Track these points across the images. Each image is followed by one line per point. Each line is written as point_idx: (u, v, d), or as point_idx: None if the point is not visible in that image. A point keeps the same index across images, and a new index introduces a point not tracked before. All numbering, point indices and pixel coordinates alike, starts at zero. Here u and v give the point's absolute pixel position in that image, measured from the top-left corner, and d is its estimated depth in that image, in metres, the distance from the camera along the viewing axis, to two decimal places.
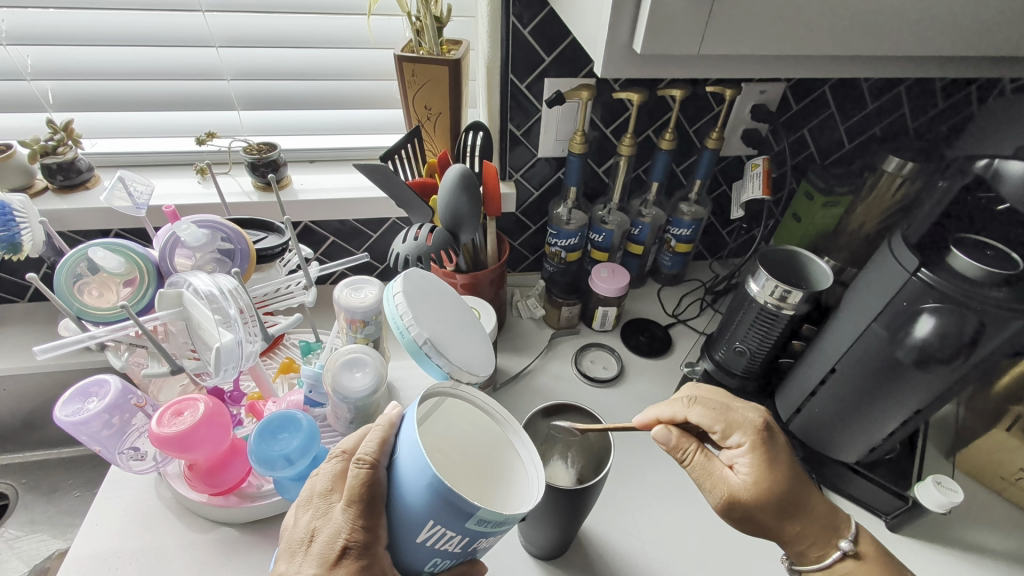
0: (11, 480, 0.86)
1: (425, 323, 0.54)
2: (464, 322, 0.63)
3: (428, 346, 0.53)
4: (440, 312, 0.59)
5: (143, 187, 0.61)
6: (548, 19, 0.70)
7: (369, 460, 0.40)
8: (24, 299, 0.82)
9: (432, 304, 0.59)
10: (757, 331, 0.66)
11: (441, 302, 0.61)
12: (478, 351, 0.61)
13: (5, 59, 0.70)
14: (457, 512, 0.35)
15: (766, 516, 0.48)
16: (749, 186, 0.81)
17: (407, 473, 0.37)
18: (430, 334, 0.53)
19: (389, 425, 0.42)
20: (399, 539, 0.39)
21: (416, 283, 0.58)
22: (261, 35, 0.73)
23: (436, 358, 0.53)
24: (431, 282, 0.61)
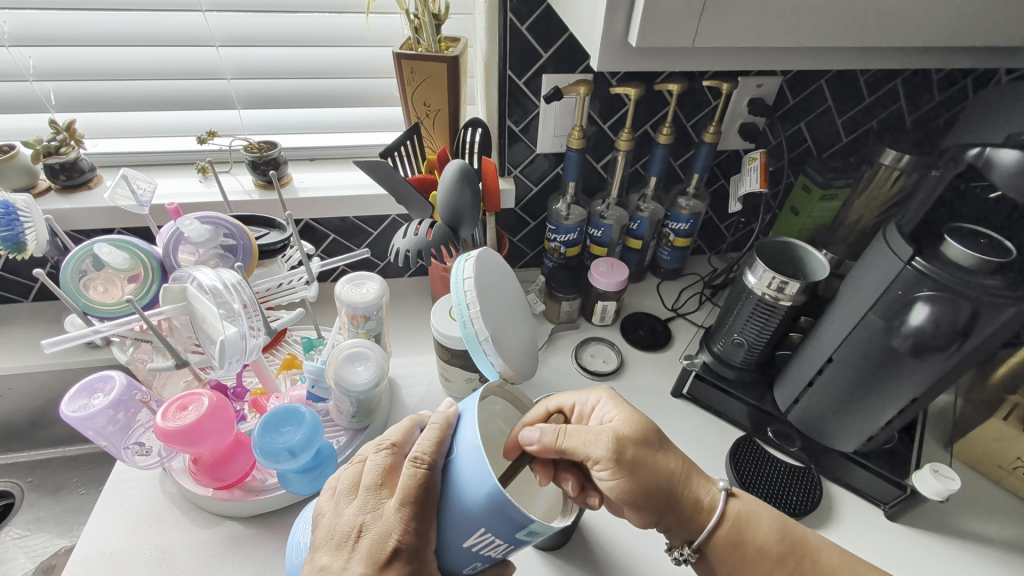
0: (15, 479, 0.86)
1: (488, 318, 0.56)
2: (516, 315, 0.65)
3: (487, 343, 0.55)
4: (499, 303, 0.60)
5: (147, 185, 0.62)
6: (545, 15, 0.70)
7: (427, 460, 0.41)
8: (27, 299, 0.82)
9: (497, 295, 0.60)
10: (755, 323, 0.66)
11: (503, 294, 0.62)
12: (523, 349, 0.64)
13: (7, 60, 0.70)
14: (511, 520, 0.37)
15: (649, 459, 0.50)
16: (747, 180, 0.82)
17: (466, 477, 0.38)
18: (491, 332, 0.55)
19: (446, 423, 0.43)
20: (446, 541, 0.41)
21: (485, 270, 0.59)
22: (260, 34, 0.74)
23: (490, 356, 0.56)
24: (499, 271, 0.62)
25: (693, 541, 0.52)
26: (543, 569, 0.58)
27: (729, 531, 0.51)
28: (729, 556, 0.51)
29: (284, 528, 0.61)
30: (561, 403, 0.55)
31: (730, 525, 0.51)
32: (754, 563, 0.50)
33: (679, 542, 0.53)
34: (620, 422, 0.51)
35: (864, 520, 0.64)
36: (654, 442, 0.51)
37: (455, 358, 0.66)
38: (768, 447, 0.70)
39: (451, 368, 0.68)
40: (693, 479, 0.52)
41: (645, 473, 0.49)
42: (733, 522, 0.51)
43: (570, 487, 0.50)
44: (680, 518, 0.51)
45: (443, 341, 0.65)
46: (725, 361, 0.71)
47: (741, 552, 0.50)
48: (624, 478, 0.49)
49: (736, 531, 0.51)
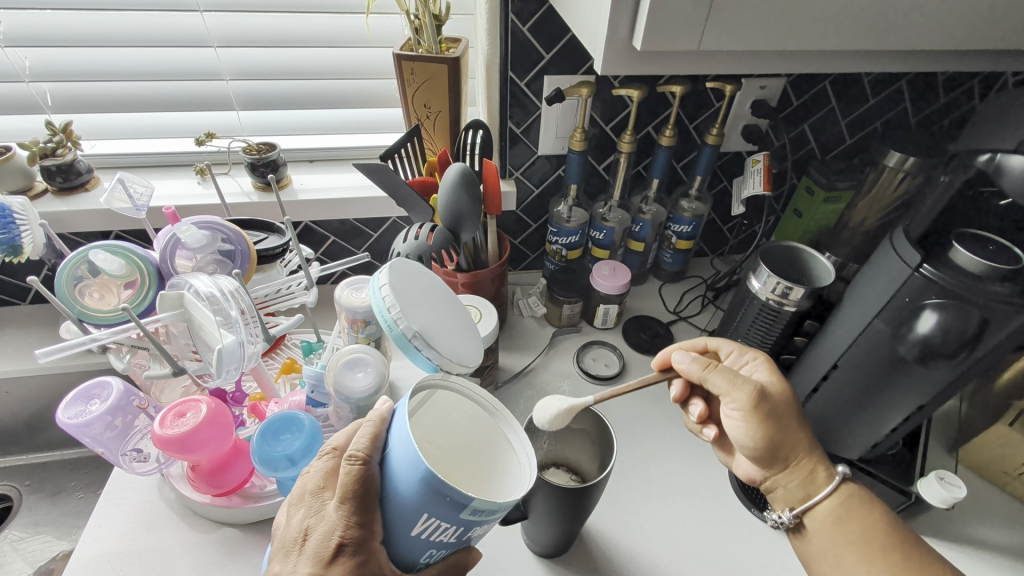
0: (14, 483, 0.86)
1: (414, 315, 0.52)
2: (455, 311, 0.61)
3: (418, 339, 0.50)
4: (429, 304, 0.56)
5: (144, 188, 0.61)
6: (547, 16, 0.69)
7: (361, 456, 0.40)
8: (25, 301, 0.82)
9: (423, 294, 0.56)
10: (759, 328, 0.65)
11: (432, 294, 0.58)
12: (469, 341, 0.59)
13: (3, 61, 0.69)
14: (449, 503, 0.35)
15: (788, 413, 0.52)
16: (750, 182, 0.81)
17: (399, 466, 0.37)
18: (419, 327, 0.51)
19: (380, 419, 0.42)
20: (393, 533, 0.39)
21: (405, 277, 0.56)
22: (258, 34, 0.73)
23: (425, 351, 0.51)
24: (421, 272, 0.59)
25: (795, 507, 0.52)
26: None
27: (835, 507, 0.50)
28: (831, 529, 0.50)
29: None
30: (718, 345, 0.60)
31: (839, 502, 0.50)
32: (855, 544, 0.48)
33: (780, 507, 0.54)
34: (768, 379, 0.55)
35: None
36: (792, 408, 0.53)
37: None
38: None
39: None
40: (813, 452, 0.53)
41: (778, 426, 0.51)
42: (842, 502, 0.51)
43: (699, 410, 0.59)
44: (790, 482, 0.53)
45: None
46: None
47: (844, 529, 0.49)
48: (756, 426, 0.51)
49: (843, 510, 0.50)
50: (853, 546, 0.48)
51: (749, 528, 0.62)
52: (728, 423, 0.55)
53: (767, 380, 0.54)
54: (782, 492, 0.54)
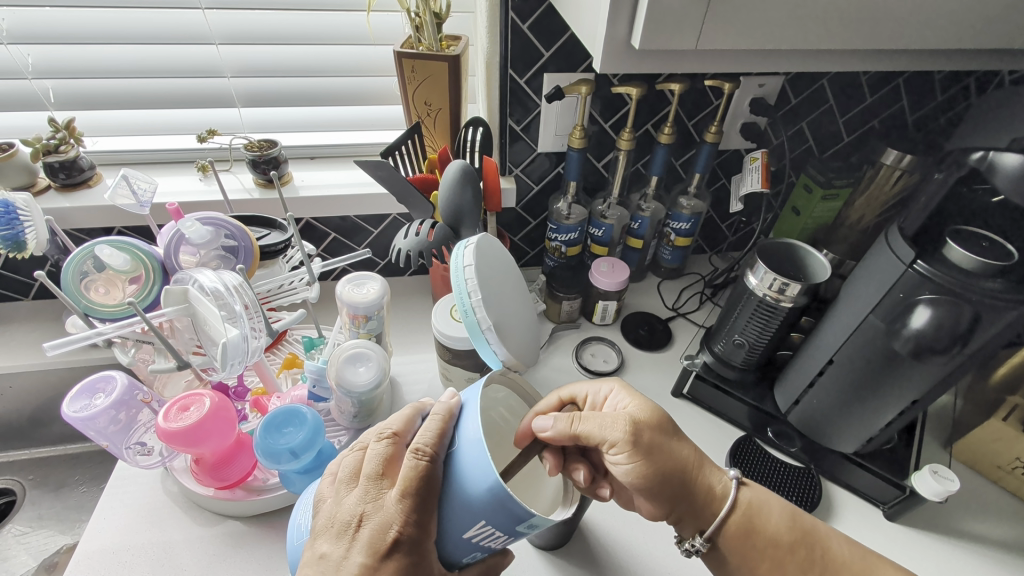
0: (17, 477, 0.86)
1: (489, 306, 0.55)
2: (517, 300, 0.64)
3: (489, 333, 0.55)
4: (500, 290, 0.59)
5: (147, 184, 0.61)
6: (547, 14, 0.70)
7: (429, 452, 0.41)
8: (28, 296, 0.82)
9: (498, 284, 0.59)
10: (756, 324, 0.66)
11: (504, 284, 0.61)
12: (523, 337, 0.64)
13: (5, 58, 0.70)
14: (512, 517, 0.36)
15: (664, 441, 0.50)
16: (748, 179, 0.81)
17: (470, 470, 0.38)
18: (493, 320, 0.55)
19: (448, 415, 0.43)
20: (446, 531, 0.40)
21: (485, 258, 0.58)
22: (259, 31, 0.73)
23: (494, 345, 0.55)
24: (499, 260, 0.61)
25: (705, 531, 0.51)
26: (545, 569, 0.58)
27: (741, 519, 0.50)
28: (739, 543, 0.50)
29: (286, 527, 0.61)
30: (574, 392, 0.57)
31: (741, 516, 0.50)
32: (765, 552, 0.49)
33: (690, 533, 0.52)
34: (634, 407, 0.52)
35: (863, 519, 0.64)
36: (665, 432, 0.51)
37: (456, 359, 0.68)
38: (768, 447, 0.70)
39: (452, 368, 0.69)
40: (705, 466, 0.52)
41: (659, 458, 0.49)
42: (744, 513, 0.51)
43: (583, 476, 0.49)
44: (694, 508, 0.51)
45: (444, 342, 0.66)
46: (725, 362, 0.71)
47: (752, 543, 0.50)
48: (641, 462, 0.49)
49: (747, 520, 0.50)
50: (766, 558, 0.49)
51: None
52: (615, 470, 0.50)
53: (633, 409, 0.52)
54: (689, 519, 0.51)
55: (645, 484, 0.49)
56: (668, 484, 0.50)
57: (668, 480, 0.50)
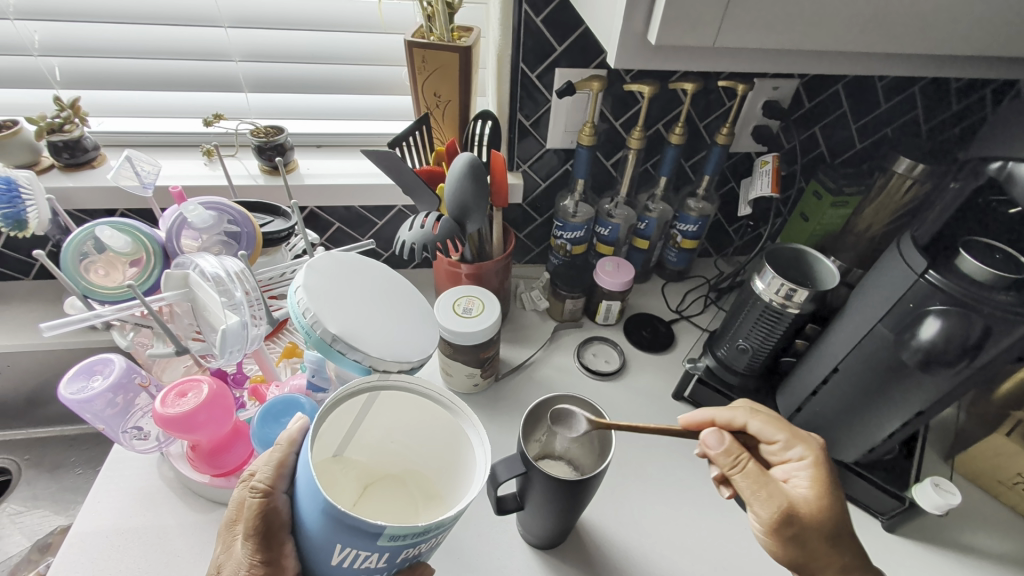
0: (14, 456, 0.86)
1: (336, 316, 0.46)
2: (405, 303, 0.54)
3: (340, 343, 0.45)
4: (363, 300, 0.50)
5: (150, 166, 0.61)
6: (563, 8, 0.69)
7: (265, 489, 0.39)
8: (29, 275, 0.82)
9: (356, 290, 0.51)
10: (760, 329, 0.66)
11: (367, 288, 0.52)
12: (420, 330, 0.52)
13: (13, 34, 0.69)
14: (359, 531, 0.34)
15: (818, 542, 0.46)
16: (759, 183, 0.81)
17: (307, 496, 0.36)
18: (340, 328, 0.46)
19: (289, 445, 0.41)
20: (312, 563, 0.38)
21: (330, 276, 0.50)
22: (270, 17, 0.72)
23: (350, 354, 0.45)
24: (356, 264, 0.53)
25: None
26: (538, 568, 0.58)
27: None
28: None
29: None
30: (750, 425, 0.53)
31: None
32: None
33: None
34: (811, 492, 0.47)
35: (861, 530, 0.64)
36: (827, 535, 0.46)
37: (457, 352, 0.70)
38: None
39: (453, 362, 0.71)
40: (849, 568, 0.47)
41: (802, 550, 0.47)
42: None
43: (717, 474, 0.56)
44: None
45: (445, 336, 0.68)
46: (728, 366, 0.71)
47: None
48: (777, 544, 0.47)
49: None
50: None
51: (742, 527, 0.63)
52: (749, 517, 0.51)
53: (809, 494, 0.47)
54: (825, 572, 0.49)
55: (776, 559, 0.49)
56: (802, 565, 0.48)
57: (799, 567, 0.48)
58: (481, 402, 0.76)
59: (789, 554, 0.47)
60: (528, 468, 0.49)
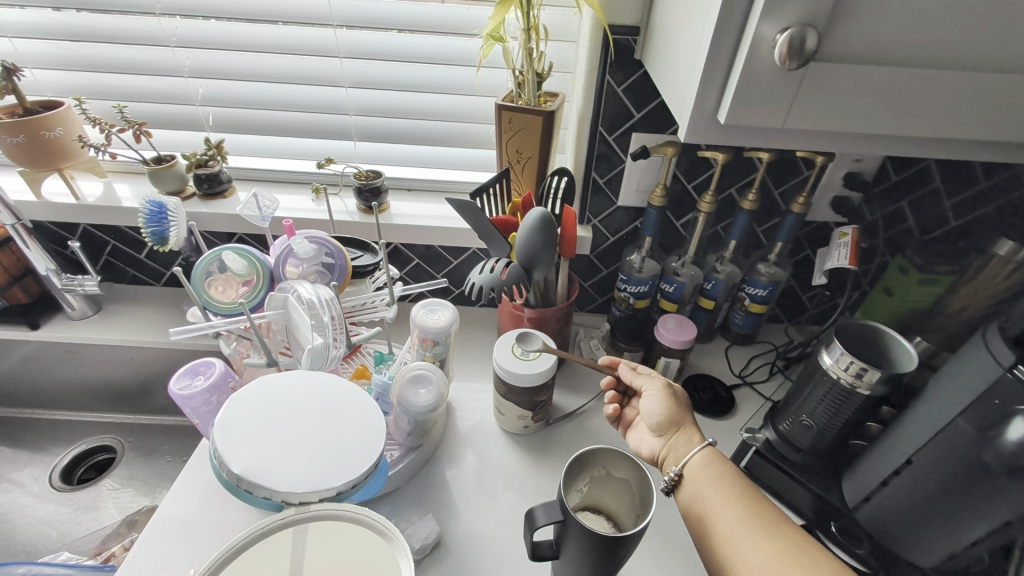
0: (121, 437, 0.98)
1: (245, 453, 0.45)
2: (337, 414, 0.51)
3: (245, 483, 0.44)
4: (283, 425, 0.48)
5: (270, 202, 0.70)
6: (643, 80, 0.73)
7: None
8: (160, 283, 0.99)
9: (286, 414, 0.49)
10: (827, 407, 0.63)
11: (293, 408, 0.50)
12: (348, 443, 0.48)
13: (184, 88, 0.85)
14: None
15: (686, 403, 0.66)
16: (835, 255, 0.79)
17: None
18: (246, 465, 0.44)
19: None
20: None
21: (250, 407, 0.50)
22: (384, 79, 0.83)
23: (258, 493, 0.44)
24: (292, 386, 0.52)
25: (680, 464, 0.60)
26: None
27: None
28: None
29: None
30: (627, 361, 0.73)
31: None
32: None
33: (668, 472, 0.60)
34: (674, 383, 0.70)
35: None
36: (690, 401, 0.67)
37: (510, 392, 0.73)
38: (828, 543, 0.63)
39: (506, 401, 0.74)
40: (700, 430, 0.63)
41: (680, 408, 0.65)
42: None
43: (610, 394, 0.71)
44: (678, 446, 0.62)
45: (501, 375, 0.72)
46: (790, 442, 0.69)
47: None
48: (668, 401, 0.65)
49: None
50: None
51: None
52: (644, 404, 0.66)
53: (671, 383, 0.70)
54: (675, 453, 0.62)
55: (664, 421, 0.64)
56: (675, 421, 0.64)
57: (676, 425, 0.63)
58: (530, 444, 0.77)
59: (674, 410, 0.64)
60: (566, 517, 0.49)
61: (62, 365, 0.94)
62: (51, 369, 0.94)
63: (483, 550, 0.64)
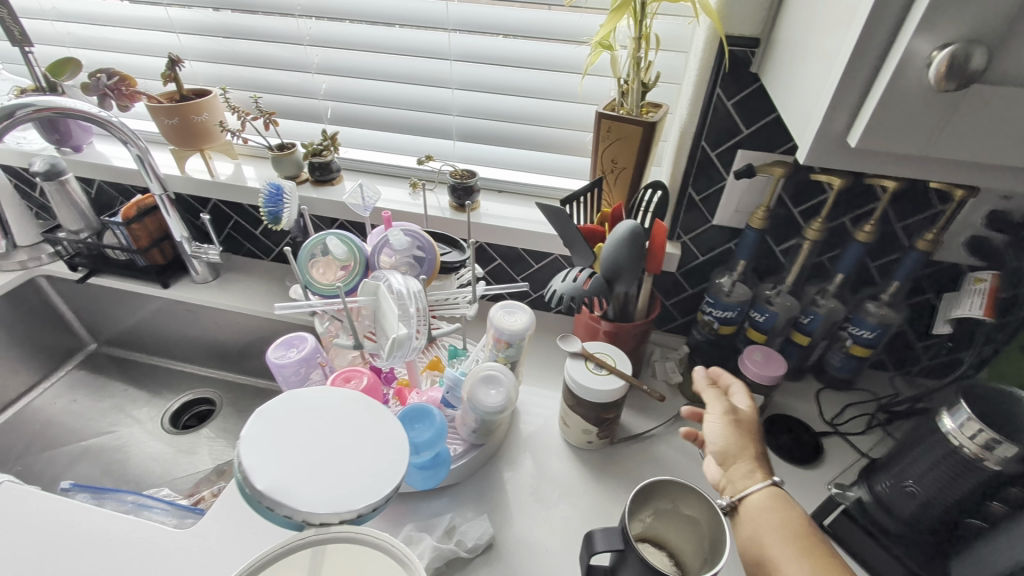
0: (221, 392, 1.09)
1: (266, 464, 0.41)
2: (362, 433, 0.45)
3: (264, 500, 0.39)
4: (305, 439, 0.44)
5: (373, 193, 0.74)
6: (757, 94, 0.69)
7: None
8: (269, 257, 1.09)
9: (313, 426, 0.45)
10: (941, 475, 0.55)
11: (318, 422, 0.46)
12: (369, 462, 0.43)
13: (309, 82, 0.92)
14: None
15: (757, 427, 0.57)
16: (967, 301, 0.70)
17: None
18: (265, 481, 0.39)
19: None
20: None
21: (277, 418, 0.45)
22: (489, 82, 0.85)
23: (279, 512, 0.39)
24: (318, 400, 0.48)
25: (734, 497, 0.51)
26: None
27: None
28: None
29: (391, 511, 0.68)
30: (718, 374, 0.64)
31: None
32: None
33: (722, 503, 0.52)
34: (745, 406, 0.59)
35: None
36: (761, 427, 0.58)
37: (578, 405, 0.72)
38: None
39: (572, 412, 0.73)
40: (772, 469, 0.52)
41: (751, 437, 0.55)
42: None
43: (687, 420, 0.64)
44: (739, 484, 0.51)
45: (571, 386, 0.71)
46: (887, 507, 0.61)
47: None
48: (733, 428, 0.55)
49: None
50: None
51: None
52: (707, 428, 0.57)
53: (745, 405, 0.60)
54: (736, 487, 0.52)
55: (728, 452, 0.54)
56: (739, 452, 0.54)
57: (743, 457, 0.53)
58: (593, 460, 0.75)
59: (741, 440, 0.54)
60: (627, 547, 0.47)
61: (182, 322, 1.06)
62: (173, 324, 1.07)
63: (534, 561, 0.63)
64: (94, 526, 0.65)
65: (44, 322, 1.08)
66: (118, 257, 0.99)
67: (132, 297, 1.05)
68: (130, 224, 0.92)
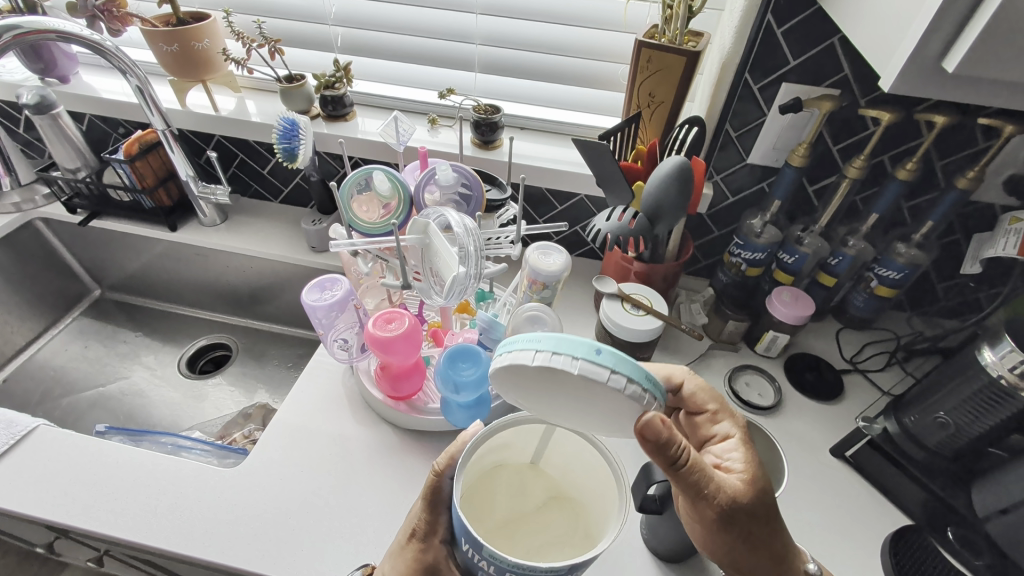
0: (235, 338, 1.07)
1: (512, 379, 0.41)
2: (594, 421, 0.43)
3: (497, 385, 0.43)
4: (551, 392, 0.41)
5: (408, 127, 0.70)
6: (810, 21, 0.66)
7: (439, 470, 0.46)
8: (276, 199, 1.04)
9: (560, 397, 0.40)
10: (972, 407, 0.58)
11: (574, 399, 0.40)
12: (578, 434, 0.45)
13: (318, 5, 0.85)
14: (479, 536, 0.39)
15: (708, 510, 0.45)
16: (1003, 242, 0.69)
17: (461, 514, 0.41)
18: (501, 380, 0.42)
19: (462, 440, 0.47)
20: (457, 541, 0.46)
21: (551, 377, 0.38)
22: (516, 7, 0.79)
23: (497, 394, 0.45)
24: (601, 412, 0.39)
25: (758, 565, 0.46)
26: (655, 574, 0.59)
27: None
28: None
29: (432, 449, 0.69)
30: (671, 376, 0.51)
31: None
32: None
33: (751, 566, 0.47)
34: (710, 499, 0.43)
35: None
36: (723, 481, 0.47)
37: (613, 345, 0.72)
38: (942, 548, 0.62)
39: None
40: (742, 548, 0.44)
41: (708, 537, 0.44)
42: None
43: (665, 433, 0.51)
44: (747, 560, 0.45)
45: (606, 325, 0.71)
46: (913, 437, 0.65)
47: None
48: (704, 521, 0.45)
49: None
50: None
51: None
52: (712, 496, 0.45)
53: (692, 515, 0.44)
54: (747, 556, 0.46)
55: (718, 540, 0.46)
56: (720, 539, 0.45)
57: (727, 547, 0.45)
58: None
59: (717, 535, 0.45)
60: None
61: (191, 267, 1.03)
62: (182, 269, 1.04)
63: None
64: (137, 468, 0.66)
65: (45, 268, 1.03)
66: (120, 198, 0.94)
67: (136, 241, 1.01)
68: (133, 162, 0.87)
